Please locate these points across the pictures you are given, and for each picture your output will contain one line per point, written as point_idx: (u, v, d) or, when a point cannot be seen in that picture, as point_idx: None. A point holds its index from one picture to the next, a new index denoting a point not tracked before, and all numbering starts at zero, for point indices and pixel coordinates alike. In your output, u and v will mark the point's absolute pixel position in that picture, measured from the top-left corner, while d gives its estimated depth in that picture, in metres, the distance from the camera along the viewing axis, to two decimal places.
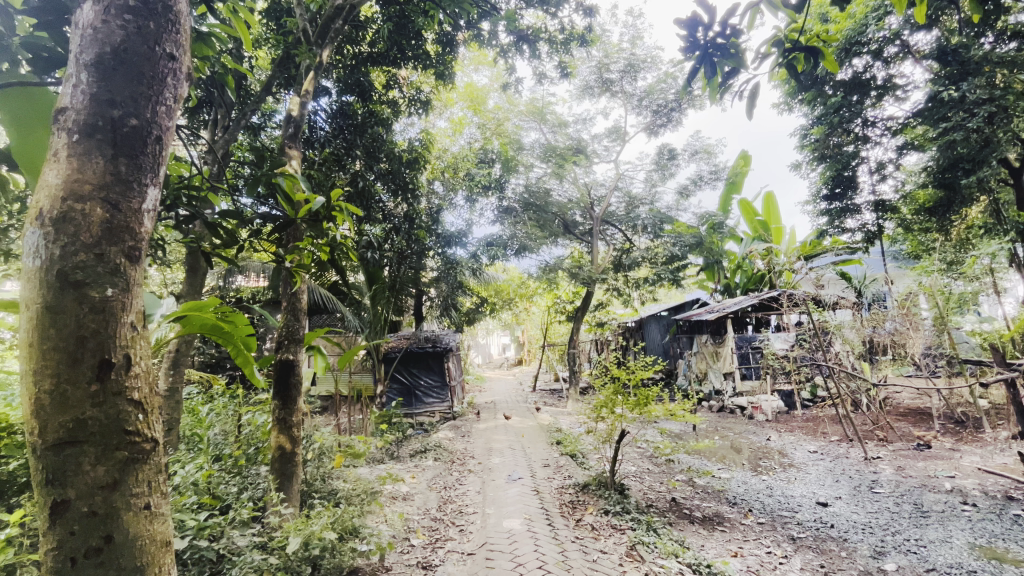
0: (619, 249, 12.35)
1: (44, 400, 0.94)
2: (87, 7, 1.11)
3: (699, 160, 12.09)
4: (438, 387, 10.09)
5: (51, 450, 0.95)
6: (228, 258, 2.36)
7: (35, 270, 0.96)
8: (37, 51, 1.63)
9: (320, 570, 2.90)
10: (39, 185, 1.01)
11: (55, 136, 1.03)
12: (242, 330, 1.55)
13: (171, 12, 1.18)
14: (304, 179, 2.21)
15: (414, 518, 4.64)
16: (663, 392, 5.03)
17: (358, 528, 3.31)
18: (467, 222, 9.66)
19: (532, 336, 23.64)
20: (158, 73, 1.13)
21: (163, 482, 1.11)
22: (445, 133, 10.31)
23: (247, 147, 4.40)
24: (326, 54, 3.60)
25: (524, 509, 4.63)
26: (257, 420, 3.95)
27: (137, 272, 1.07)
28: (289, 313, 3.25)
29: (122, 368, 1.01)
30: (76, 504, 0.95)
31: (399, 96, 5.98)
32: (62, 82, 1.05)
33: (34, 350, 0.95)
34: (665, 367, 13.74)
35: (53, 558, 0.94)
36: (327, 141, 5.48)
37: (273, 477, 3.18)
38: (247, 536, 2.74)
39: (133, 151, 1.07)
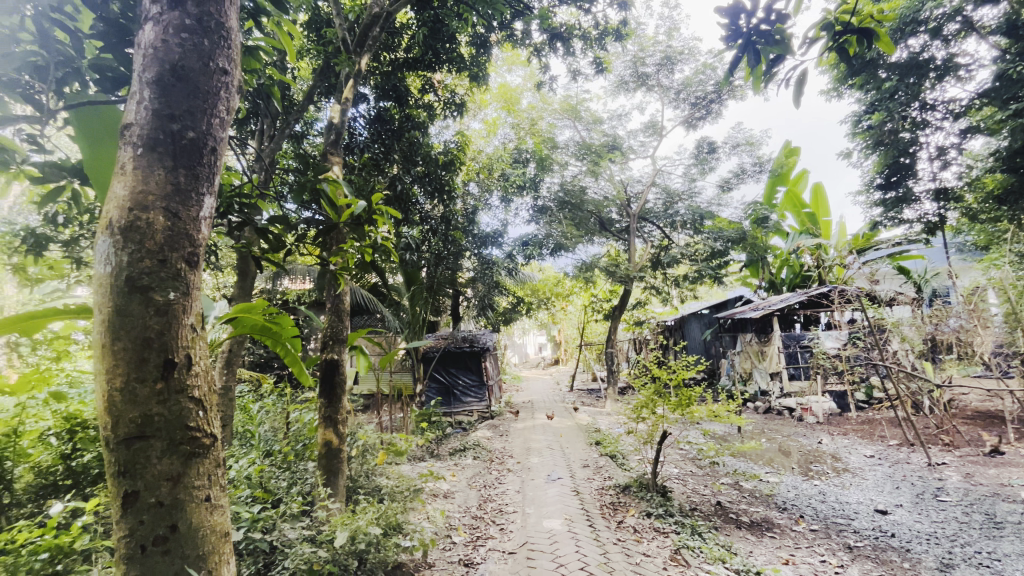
0: (657, 246, 12.08)
1: (115, 397, 1.01)
2: (147, 27, 1.17)
3: (740, 152, 11.69)
4: (476, 386, 10.18)
5: (122, 444, 1.01)
6: (276, 262, 2.46)
7: (106, 276, 1.03)
8: (104, 71, 1.73)
9: (366, 563, 2.98)
10: (106, 197, 1.08)
11: (122, 150, 1.10)
12: (290, 331, 1.61)
13: (224, 28, 1.24)
14: (346, 183, 2.28)
15: (455, 516, 4.69)
16: (706, 392, 4.88)
17: (402, 524, 3.38)
18: (503, 222, 9.79)
19: (569, 336, 23.48)
20: (212, 87, 1.20)
21: (222, 475, 1.17)
22: (480, 135, 10.40)
23: (291, 155, 4.58)
24: (365, 62, 3.71)
25: (564, 510, 4.61)
26: (304, 417, 4.10)
27: (196, 277, 1.13)
28: (333, 314, 3.37)
29: (184, 367, 1.08)
30: (144, 495, 1.01)
31: (435, 100, 6.07)
32: (127, 99, 1.12)
33: (106, 350, 1.02)
34: (708, 367, 13.36)
35: (125, 545, 1.01)
36: (367, 146, 5.63)
37: (321, 472, 3.29)
38: (297, 529, 2.85)
39: (190, 162, 1.14)
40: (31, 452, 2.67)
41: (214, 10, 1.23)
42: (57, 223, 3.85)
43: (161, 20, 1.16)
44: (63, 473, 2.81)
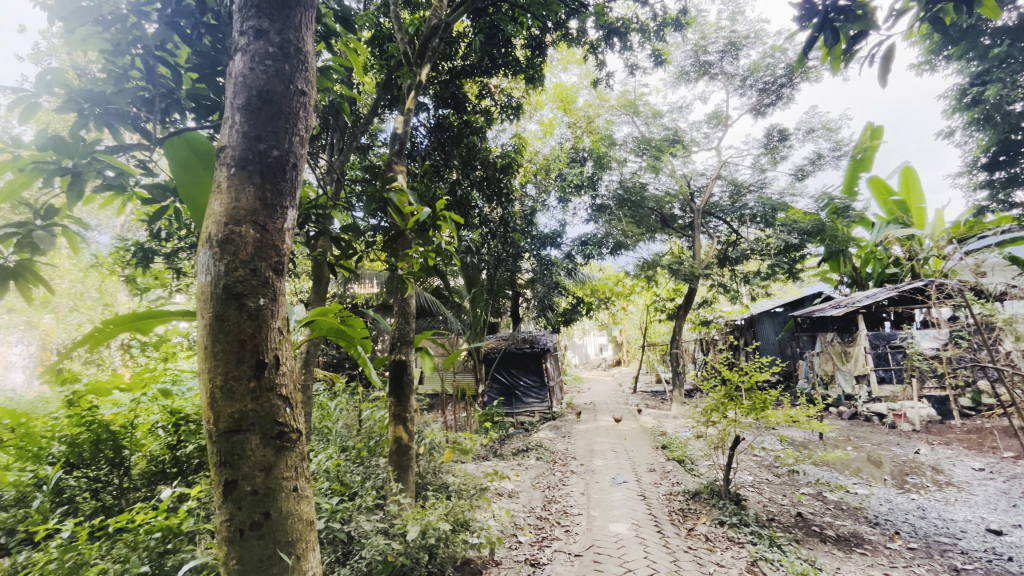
0: (724, 242, 11.54)
1: (216, 394, 1.11)
2: (236, 57, 1.28)
3: (816, 138, 10.89)
4: (537, 387, 10.19)
5: (222, 436, 1.11)
6: (349, 268, 2.62)
7: (205, 284, 1.14)
8: (200, 100, 1.98)
9: (436, 557, 3.08)
10: (206, 213, 1.20)
11: (217, 171, 1.21)
12: (361, 332, 1.70)
13: (302, 52, 1.33)
14: (412, 191, 2.37)
15: (520, 515, 4.73)
16: (782, 396, 4.59)
17: (469, 521, 3.45)
18: (561, 222, 9.74)
19: (631, 336, 22.90)
20: (292, 108, 1.29)
21: (307, 468, 1.25)
22: (536, 136, 10.42)
23: (359, 166, 4.83)
24: (425, 72, 3.86)
25: (631, 514, 4.51)
26: (376, 415, 4.31)
27: (282, 285, 1.23)
28: (400, 317, 3.51)
29: (274, 367, 1.17)
30: (241, 484, 1.11)
31: (492, 105, 6.17)
32: (221, 124, 1.23)
33: (208, 351, 1.13)
34: (783, 369, 12.55)
35: (226, 528, 1.11)
36: (428, 154, 5.85)
37: (392, 468, 3.43)
38: (372, 521, 3.00)
39: (276, 178, 1.24)
40: (143, 442, 3.03)
41: (294, 37, 1.32)
42: (162, 238, 4.31)
43: (248, 49, 1.27)
44: (170, 462, 3.16)
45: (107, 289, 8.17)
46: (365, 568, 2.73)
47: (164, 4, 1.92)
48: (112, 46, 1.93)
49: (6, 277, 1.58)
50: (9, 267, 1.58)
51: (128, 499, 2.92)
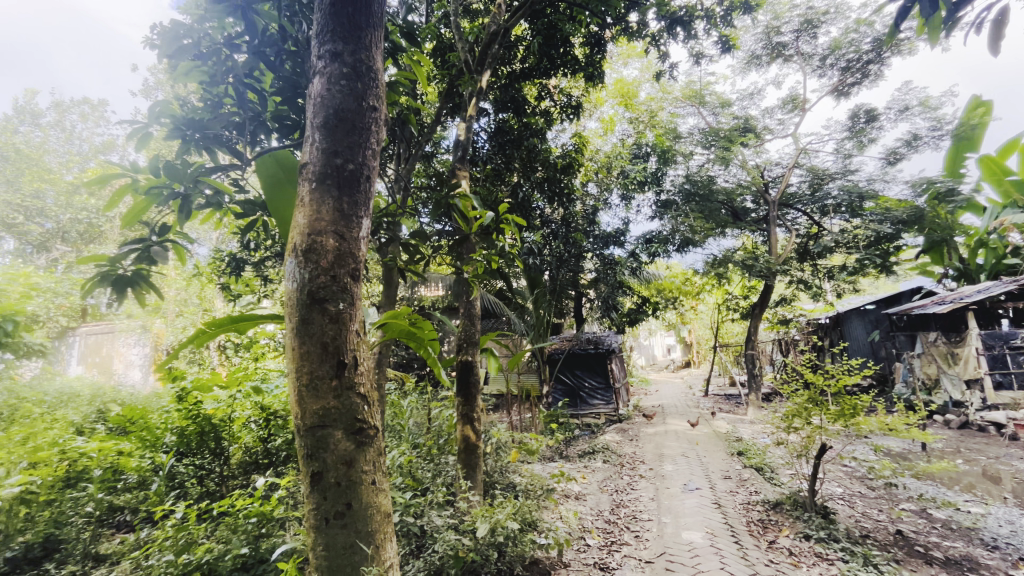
0: (804, 235, 10.74)
1: (303, 391, 1.20)
2: (315, 80, 1.38)
3: (911, 116, 9.84)
4: (603, 389, 9.97)
5: (307, 431, 1.20)
6: (417, 272, 2.74)
7: (292, 291, 1.25)
8: (283, 120, 2.20)
9: (505, 555, 3.12)
10: (291, 225, 1.30)
11: (301, 186, 1.32)
12: (430, 334, 1.76)
13: (372, 70, 1.41)
14: (475, 197, 2.43)
15: (588, 518, 4.66)
16: (877, 402, 4.18)
17: (536, 522, 3.46)
18: (625, 220, 9.51)
19: (702, 336, 21.87)
20: (365, 123, 1.37)
21: (384, 462, 1.32)
22: (597, 134, 10.26)
23: (425, 174, 5.01)
24: (485, 79, 3.94)
25: (705, 522, 4.31)
26: (444, 414, 4.44)
27: (359, 290, 1.31)
28: (466, 319, 3.59)
29: (353, 367, 1.24)
30: (327, 476, 1.19)
31: (552, 105, 6.15)
32: (303, 143, 1.33)
33: (295, 351, 1.23)
34: (876, 372, 11.45)
35: (314, 516, 1.20)
36: (489, 158, 5.97)
37: (461, 466, 3.52)
38: (443, 517, 3.10)
39: (351, 190, 1.32)
40: (239, 433, 3.34)
41: (365, 56, 1.40)
42: (252, 248, 4.73)
43: (325, 71, 1.36)
44: (262, 453, 3.41)
45: (207, 296, 9.03)
46: (438, 562, 2.82)
47: (252, 36, 2.09)
48: (209, 77, 2.13)
49: (125, 284, 1.83)
50: (127, 276, 1.82)
51: (228, 486, 3.22)
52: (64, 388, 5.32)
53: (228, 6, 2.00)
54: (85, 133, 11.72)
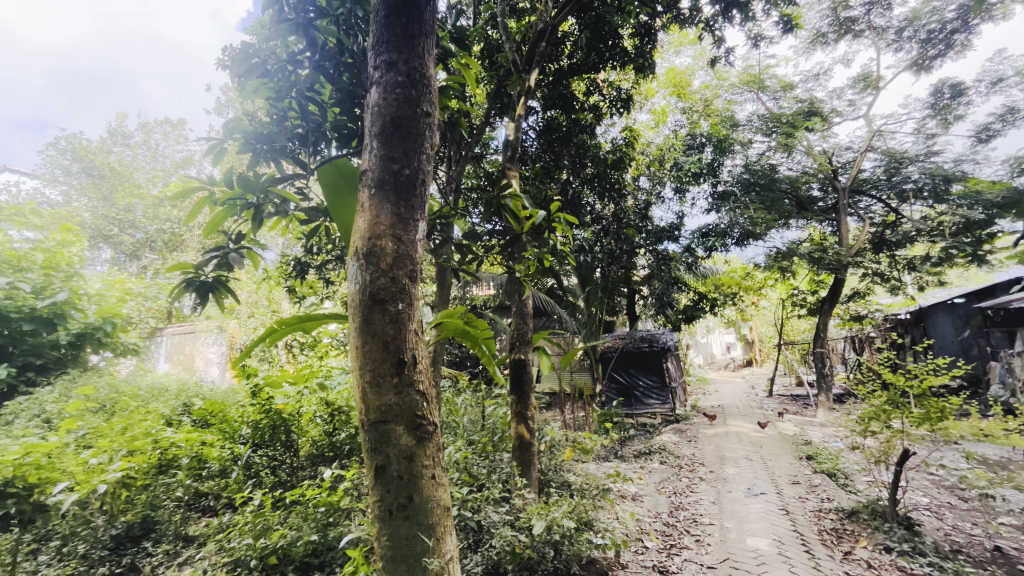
0: (879, 223, 9.94)
1: (367, 388, 1.26)
2: (373, 90, 1.44)
3: (1006, 89, 8.86)
4: (658, 388, 9.69)
5: (371, 426, 1.25)
6: (470, 272, 2.80)
7: (355, 292, 1.31)
8: (341, 130, 2.28)
9: (562, 553, 3.11)
10: (353, 230, 1.37)
11: (361, 193, 1.38)
12: (484, 333, 1.80)
13: (425, 77, 1.45)
14: (527, 196, 2.44)
15: (646, 520, 4.55)
16: (968, 405, 3.82)
17: (593, 521, 3.42)
18: (679, 214, 9.22)
19: (765, 333, 20.75)
20: (419, 129, 1.42)
21: (443, 458, 1.36)
22: (648, 126, 9.99)
23: (475, 175, 5.08)
24: (533, 77, 3.95)
25: (772, 529, 4.11)
26: (498, 412, 4.48)
27: (417, 291, 1.35)
28: (518, 317, 3.61)
29: (412, 365, 1.29)
30: (389, 469, 1.24)
31: (601, 100, 6.05)
32: (362, 151, 1.39)
33: (358, 350, 1.29)
34: (967, 372, 10.41)
35: (378, 507, 1.26)
36: (538, 157, 5.98)
37: (516, 463, 3.54)
38: (499, 513, 3.14)
39: (408, 194, 1.37)
40: (307, 427, 3.52)
41: (419, 64, 1.45)
42: (314, 252, 4.98)
43: (382, 81, 1.42)
44: (329, 447, 3.57)
45: (275, 297, 9.59)
46: (495, 557, 2.87)
47: (313, 51, 2.20)
48: (275, 92, 2.25)
49: (207, 289, 1.99)
50: (208, 282, 1.98)
51: (298, 476, 3.42)
52: (154, 383, 5.85)
53: (292, 25, 2.13)
54: (168, 150, 12.75)
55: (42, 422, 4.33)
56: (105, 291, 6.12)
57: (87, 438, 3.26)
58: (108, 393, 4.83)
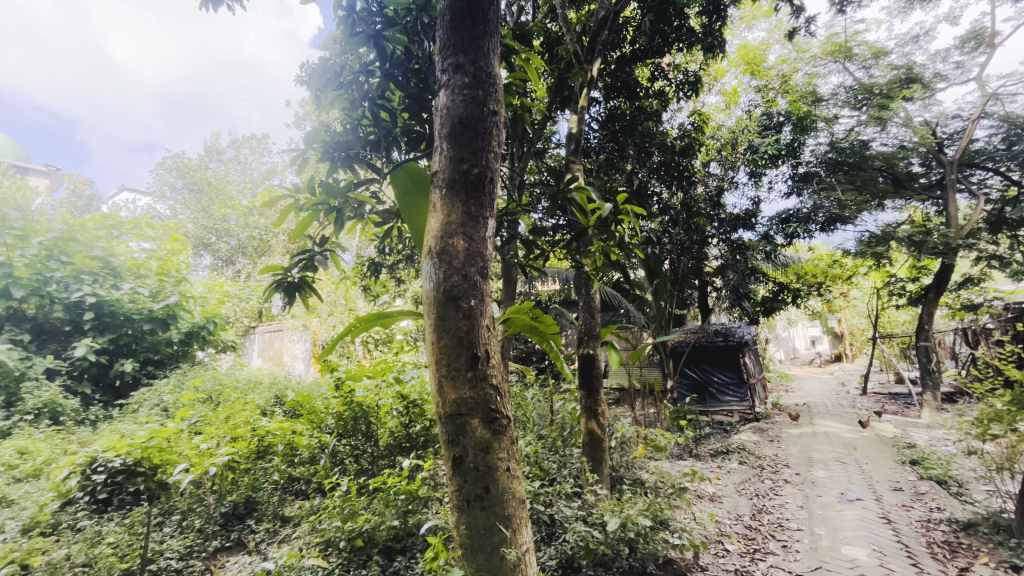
0: (997, 200, 8.73)
1: (443, 381, 1.31)
2: (441, 92, 1.48)
3: None
4: (735, 385, 9.19)
5: (449, 419, 1.30)
6: (537, 267, 2.83)
7: (430, 290, 1.36)
8: (410, 134, 2.35)
9: (637, 552, 3.05)
10: (426, 230, 1.43)
11: (433, 193, 1.43)
12: (553, 329, 1.80)
13: (491, 76, 1.47)
14: (593, 190, 2.40)
15: (726, 522, 4.32)
16: None
17: (668, 520, 3.31)
18: (754, 200, 8.68)
19: (857, 326, 18.99)
20: (486, 127, 1.44)
21: (517, 451, 1.38)
22: (718, 109, 9.61)
23: (538, 170, 5.07)
24: (596, 68, 3.87)
25: (871, 538, 3.77)
26: (567, 407, 4.46)
27: (487, 287, 1.38)
28: (585, 311, 3.57)
29: (486, 360, 1.32)
30: (467, 460, 1.28)
31: (667, 84, 5.83)
32: (433, 152, 1.45)
33: (434, 344, 1.34)
34: None
35: (457, 497, 1.31)
36: (602, 148, 5.87)
37: (586, 459, 3.50)
38: (572, 508, 3.15)
39: (477, 192, 1.40)
40: (384, 418, 3.68)
41: (484, 64, 1.47)
42: (387, 253, 5.23)
43: (450, 84, 1.46)
44: (406, 438, 3.71)
45: (351, 296, 10.16)
46: (569, 551, 2.89)
47: (383, 61, 2.28)
48: (350, 102, 2.36)
49: (293, 289, 2.15)
50: (295, 282, 2.14)
51: (378, 465, 3.61)
52: (250, 377, 6.42)
53: (363, 37, 2.21)
54: (255, 163, 13.99)
55: (162, 410, 4.91)
56: (207, 294, 6.80)
57: (199, 425, 3.68)
58: (212, 386, 5.37)
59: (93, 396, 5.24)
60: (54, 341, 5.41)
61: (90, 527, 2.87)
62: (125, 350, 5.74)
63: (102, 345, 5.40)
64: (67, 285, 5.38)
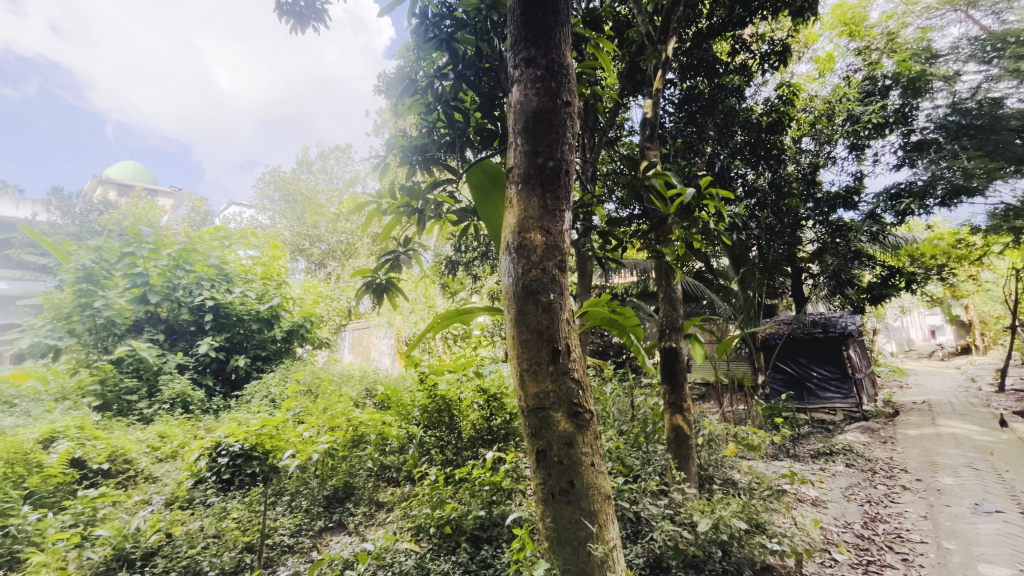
0: None
1: (525, 375, 1.32)
2: (514, 88, 1.49)
3: None
4: (838, 379, 8.35)
5: (531, 412, 1.30)
6: (615, 259, 2.78)
7: (508, 285, 1.38)
8: (484, 133, 2.36)
9: (731, 556, 2.90)
10: (503, 226, 1.44)
11: (510, 188, 1.44)
12: (634, 322, 1.75)
13: (563, 66, 1.45)
14: (674, 175, 2.29)
15: (834, 529, 3.96)
16: None
17: (766, 525, 3.11)
18: (857, 175, 7.87)
19: (989, 314, 16.49)
20: (561, 119, 1.43)
21: (602, 447, 1.36)
22: (811, 78, 8.86)
23: (611, 159, 4.95)
24: (670, 47, 3.70)
25: (1018, 560, 3.29)
26: (650, 402, 4.32)
27: (566, 280, 1.38)
28: (666, 303, 3.42)
29: (566, 353, 1.31)
30: (551, 454, 1.28)
31: (749, 58, 5.46)
32: (508, 149, 1.46)
33: (515, 338, 1.35)
34: None
35: (542, 490, 1.32)
36: (679, 131, 5.51)
37: (672, 457, 3.38)
38: (658, 506, 3.06)
39: (553, 186, 1.39)
40: (466, 411, 3.78)
41: (556, 55, 1.46)
42: (463, 251, 5.37)
43: (522, 78, 1.46)
44: (488, 430, 3.81)
45: (430, 294, 10.56)
46: (657, 550, 2.79)
47: (455, 62, 2.31)
48: (425, 106, 2.44)
49: (381, 291, 2.28)
50: (383, 283, 2.27)
51: (462, 455, 3.74)
52: (343, 371, 6.91)
53: (435, 42, 2.27)
54: (340, 172, 14.79)
55: (270, 402, 5.44)
56: (304, 295, 7.40)
57: (302, 414, 4.04)
58: (311, 379, 5.87)
59: (214, 388, 5.92)
60: (183, 339, 6.18)
61: (218, 504, 3.25)
62: (238, 347, 6.43)
63: (220, 343, 6.10)
64: (191, 290, 6.14)
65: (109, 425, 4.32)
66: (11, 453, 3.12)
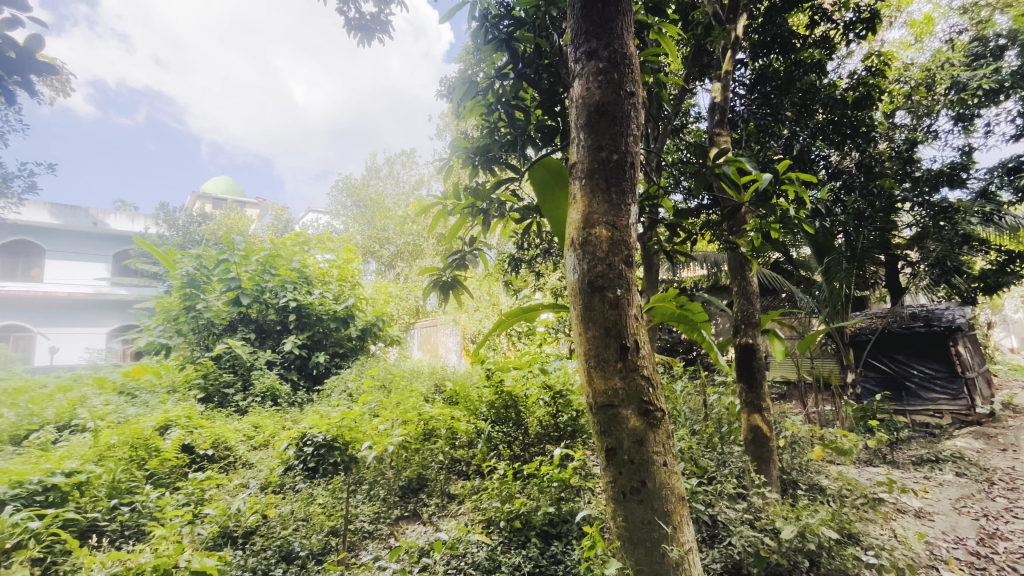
0: None
1: (593, 371, 1.31)
2: (576, 83, 1.48)
3: None
4: (945, 378, 7.50)
5: (600, 409, 1.29)
6: (684, 253, 2.67)
7: (574, 281, 1.38)
8: (545, 129, 2.35)
9: (819, 567, 2.70)
10: (567, 222, 1.43)
11: (573, 184, 1.43)
12: (704, 317, 1.69)
13: (626, 56, 1.42)
14: (749, 161, 2.16)
15: (943, 545, 3.56)
16: None
17: (860, 535, 2.86)
18: (964, 149, 7.01)
19: None
20: (624, 111, 1.39)
21: (674, 446, 1.32)
22: (906, 45, 7.96)
23: (676, 148, 4.76)
24: (740, 26, 3.48)
25: None
26: (724, 401, 4.12)
27: (633, 275, 1.35)
28: (741, 297, 3.24)
29: (635, 350, 1.29)
30: (621, 452, 1.26)
31: (830, 29, 5.04)
32: (570, 144, 1.45)
33: (582, 335, 1.34)
34: None
35: (612, 488, 1.30)
36: (752, 114, 5.22)
37: (750, 459, 3.21)
38: (736, 510, 2.91)
39: (617, 179, 1.37)
40: (532, 408, 3.85)
41: (618, 46, 1.43)
42: (525, 249, 5.40)
43: (584, 73, 1.45)
44: (555, 426, 3.84)
45: (494, 292, 10.71)
46: (736, 555, 2.66)
47: (515, 61, 2.32)
48: (487, 107, 2.48)
49: (447, 288, 2.35)
50: (448, 281, 2.34)
51: (529, 451, 3.77)
52: (413, 367, 7.19)
53: (496, 42, 2.30)
54: (406, 177, 15.42)
55: (348, 396, 5.79)
56: (375, 295, 7.76)
57: (377, 408, 4.26)
58: (385, 374, 6.18)
59: (299, 383, 6.39)
60: (271, 337, 6.72)
61: (305, 489, 3.51)
62: (318, 345, 6.88)
63: (303, 341, 6.56)
64: (276, 292, 6.65)
65: (212, 415, 4.81)
66: (134, 438, 3.56)
